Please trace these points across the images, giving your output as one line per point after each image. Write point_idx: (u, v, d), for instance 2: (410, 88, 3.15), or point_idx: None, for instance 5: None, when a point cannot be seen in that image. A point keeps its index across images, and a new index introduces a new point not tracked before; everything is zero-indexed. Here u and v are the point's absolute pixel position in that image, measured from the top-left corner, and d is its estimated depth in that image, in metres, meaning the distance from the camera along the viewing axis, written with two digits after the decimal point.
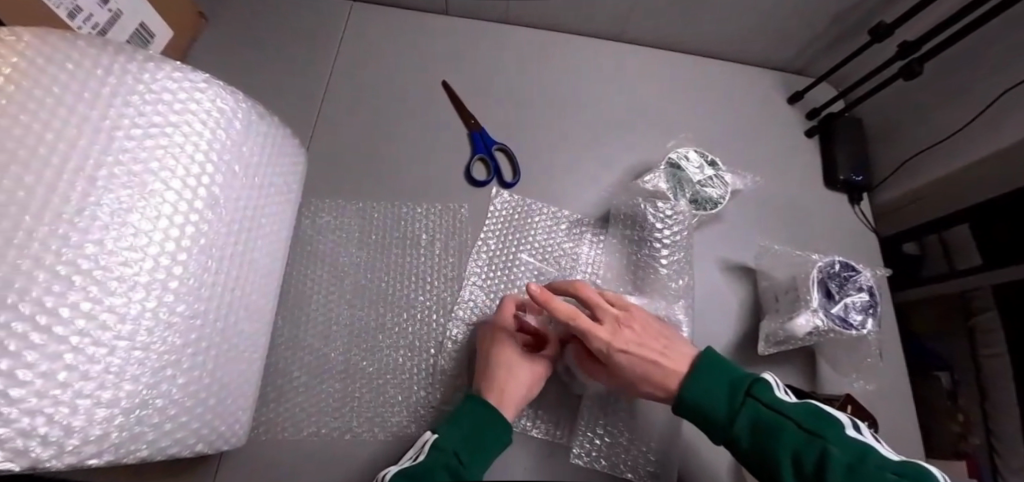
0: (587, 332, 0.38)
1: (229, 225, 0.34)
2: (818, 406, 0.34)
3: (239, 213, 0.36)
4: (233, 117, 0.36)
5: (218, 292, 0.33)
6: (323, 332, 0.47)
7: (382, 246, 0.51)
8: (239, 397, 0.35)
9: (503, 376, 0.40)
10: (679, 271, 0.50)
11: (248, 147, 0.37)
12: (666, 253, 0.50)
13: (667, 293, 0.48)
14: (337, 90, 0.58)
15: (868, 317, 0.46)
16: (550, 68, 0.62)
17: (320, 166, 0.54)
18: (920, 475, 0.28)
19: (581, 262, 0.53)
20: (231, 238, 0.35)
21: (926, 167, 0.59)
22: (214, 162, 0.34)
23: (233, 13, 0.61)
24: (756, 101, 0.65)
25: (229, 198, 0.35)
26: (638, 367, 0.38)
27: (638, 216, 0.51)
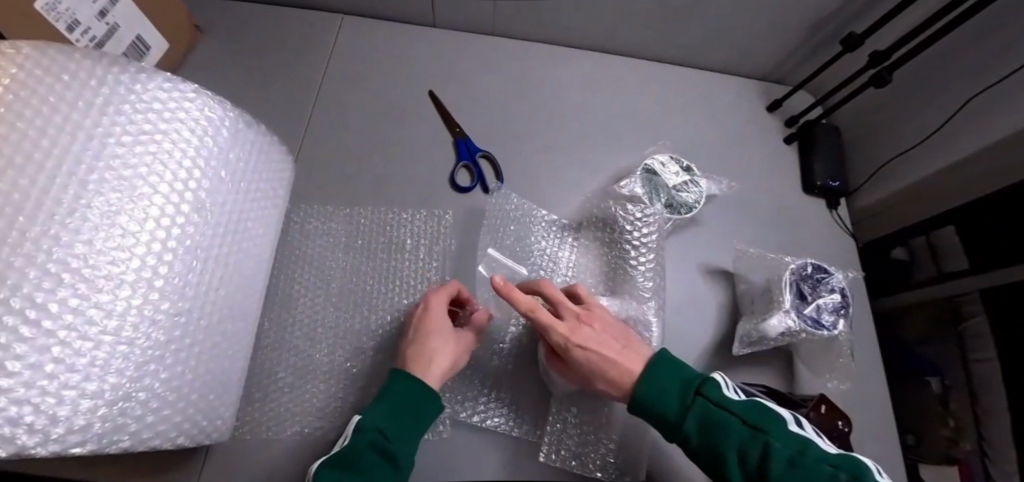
0: (547, 325, 0.40)
1: (215, 227, 0.36)
2: (763, 402, 0.36)
3: (225, 217, 0.37)
4: (221, 125, 0.37)
5: (203, 291, 0.35)
6: (309, 334, 0.48)
7: (368, 250, 0.52)
8: (222, 393, 0.37)
9: (420, 343, 0.42)
10: (655, 275, 0.50)
11: (235, 154, 0.39)
12: (642, 256, 0.51)
13: (642, 295, 0.49)
14: (327, 100, 0.60)
15: (840, 318, 0.47)
16: (534, 78, 0.64)
17: (310, 173, 0.55)
18: (853, 464, 0.31)
19: (560, 267, 0.54)
20: (217, 240, 0.36)
21: (899, 173, 0.61)
22: (202, 168, 0.35)
23: (229, 26, 0.63)
24: (736, 109, 0.67)
25: (215, 202, 0.36)
26: (594, 363, 0.39)
27: (609, 219, 0.53)
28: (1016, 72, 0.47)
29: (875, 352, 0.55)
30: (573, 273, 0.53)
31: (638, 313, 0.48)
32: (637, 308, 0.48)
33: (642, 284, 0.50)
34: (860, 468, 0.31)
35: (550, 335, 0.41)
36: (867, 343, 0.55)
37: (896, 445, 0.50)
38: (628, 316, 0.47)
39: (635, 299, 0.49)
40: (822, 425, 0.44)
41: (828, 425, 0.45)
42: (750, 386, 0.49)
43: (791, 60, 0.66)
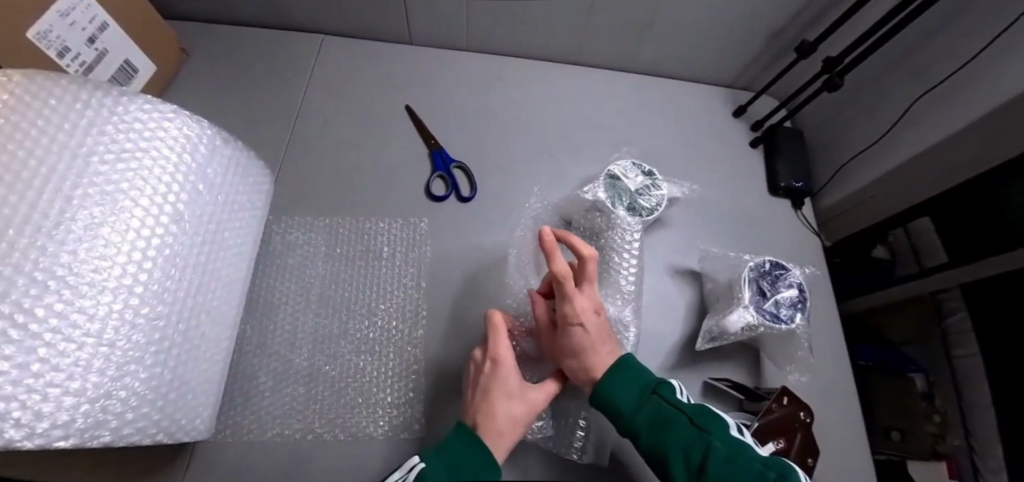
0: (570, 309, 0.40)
1: (193, 237, 0.38)
2: (709, 408, 0.38)
3: (203, 226, 0.39)
4: (199, 142, 0.40)
5: (182, 297, 0.37)
6: (289, 339, 0.50)
7: (346, 258, 0.54)
8: (200, 393, 0.38)
9: (488, 394, 0.39)
10: (637, 277, 0.49)
11: (213, 168, 0.41)
12: (625, 260, 0.49)
13: (622, 299, 0.47)
14: (309, 116, 0.63)
15: (797, 312, 0.49)
16: (506, 90, 0.67)
17: (292, 187, 0.58)
18: (782, 467, 0.34)
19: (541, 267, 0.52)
20: (196, 249, 0.38)
21: (855, 173, 0.63)
22: (181, 181, 0.38)
23: (215, 49, 0.66)
24: (703, 116, 0.70)
25: (193, 213, 0.38)
26: (578, 347, 0.40)
27: (597, 227, 0.52)
28: (954, 74, 0.50)
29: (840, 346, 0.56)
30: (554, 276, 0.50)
31: (616, 317, 0.47)
32: (616, 312, 0.47)
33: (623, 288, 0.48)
34: (789, 471, 0.33)
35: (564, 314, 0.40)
36: (832, 338, 0.57)
37: (859, 435, 0.52)
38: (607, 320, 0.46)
39: (614, 302, 0.47)
40: (784, 418, 0.46)
41: (790, 416, 0.46)
42: (716, 380, 0.51)
43: (753, 67, 0.69)
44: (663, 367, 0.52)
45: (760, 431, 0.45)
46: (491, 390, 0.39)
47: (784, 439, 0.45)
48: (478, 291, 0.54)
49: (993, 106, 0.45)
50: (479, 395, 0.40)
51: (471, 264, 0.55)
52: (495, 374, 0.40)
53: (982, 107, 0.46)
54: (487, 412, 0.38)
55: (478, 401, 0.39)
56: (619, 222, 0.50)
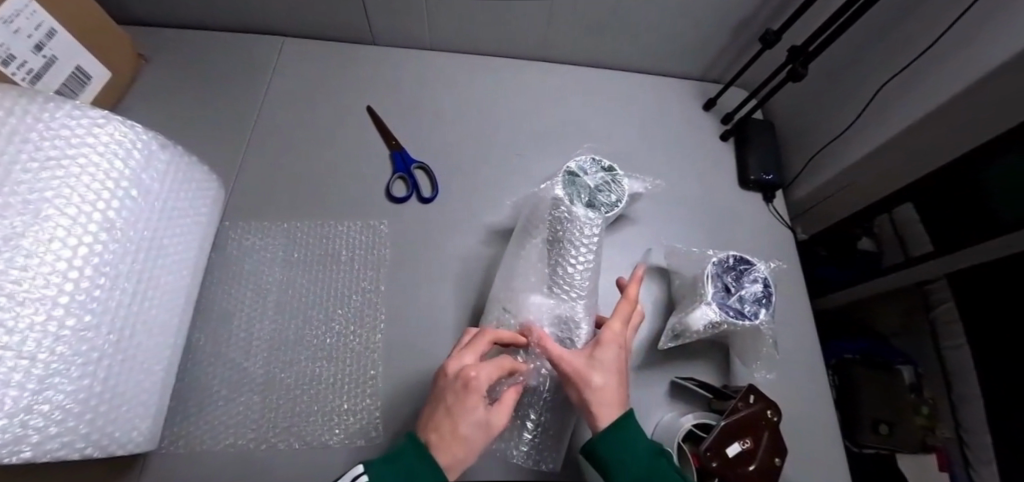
0: (614, 342, 0.40)
1: (129, 245, 0.37)
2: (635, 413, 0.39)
3: (138, 234, 0.38)
4: (133, 148, 0.39)
5: (114, 307, 0.36)
6: (244, 347, 0.49)
7: (304, 263, 0.53)
8: (138, 405, 0.37)
9: (454, 420, 0.34)
10: (587, 270, 0.47)
11: (149, 174, 0.40)
12: (575, 254, 0.47)
13: (572, 295, 0.45)
14: (268, 119, 0.62)
15: (761, 307, 0.48)
16: (470, 89, 0.66)
17: (250, 192, 0.57)
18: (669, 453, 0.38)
19: (502, 268, 0.49)
20: (130, 257, 0.37)
21: (825, 164, 0.62)
22: (114, 188, 0.37)
23: (175, 55, 0.65)
24: (671, 110, 0.69)
25: (127, 221, 0.37)
26: (603, 391, 0.37)
27: (559, 231, 0.48)
28: (918, 59, 0.48)
29: (812, 341, 0.55)
30: (509, 277, 0.47)
31: (567, 315, 0.45)
32: (566, 310, 0.45)
33: (571, 282, 0.46)
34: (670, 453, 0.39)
35: (602, 353, 0.39)
36: (803, 333, 0.55)
37: (831, 432, 0.51)
38: (556, 320, 0.45)
39: (563, 299, 0.45)
40: (751, 416, 0.44)
41: (757, 414, 0.44)
42: (682, 379, 0.50)
43: (721, 59, 0.68)
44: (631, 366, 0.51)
45: (727, 429, 0.43)
46: (451, 412, 0.34)
47: (750, 438, 0.43)
48: (439, 294, 0.52)
49: (953, 92, 0.43)
50: (438, 416, 0.34)
51: (432, 266, 0.54)
52: (462, 398, 0.34)
53: (943, 93, 0.45)
54: (442, 437, 0.33)
55: (436, 423, 0.34)
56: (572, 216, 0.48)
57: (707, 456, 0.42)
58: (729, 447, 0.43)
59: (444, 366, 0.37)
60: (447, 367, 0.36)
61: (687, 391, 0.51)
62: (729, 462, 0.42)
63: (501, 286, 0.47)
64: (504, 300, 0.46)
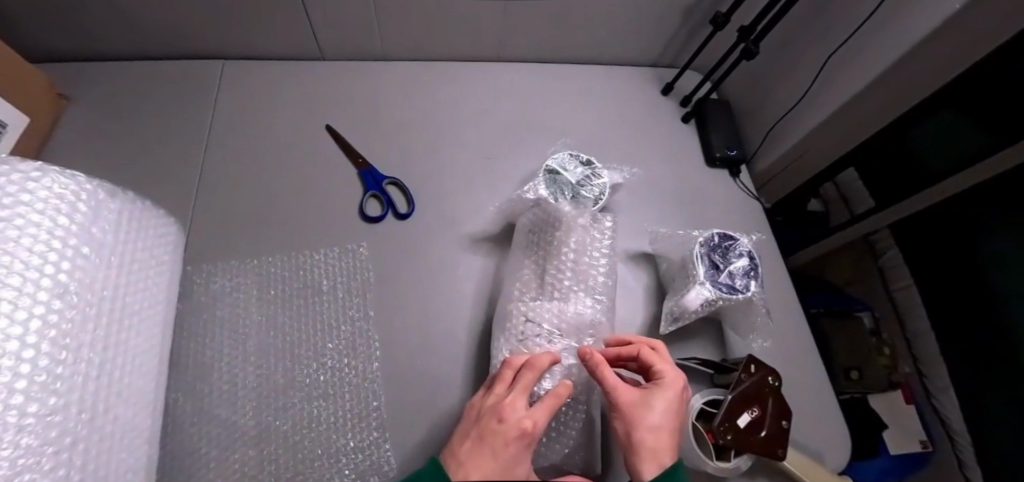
0: (671, 389, 0.37)
1: (89, 309, 0.33)
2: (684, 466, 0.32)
3: (100, 295, 0.34)
4: (75, 201, 0.34)
5: (82, 381, 0.31)
6: (229, 398, 0.45)
7: (281, 300, 0.50)
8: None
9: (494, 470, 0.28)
10: (608, 279, 0.47)
11: (99, 227, 0.35)
12: (597, 260, 0.46)
13: (596, 302, 0.45)
14: (218, 150, 0.57)
15: (751, 280, 0.49)
16: (431, 96, 0.65)
17: (210, 230, 0.52)
18: None
19: (515, 277, 0.47)
20: (92, 323, 0.33)
21: (781, 136, 0.66)
22: (61, 249, 0.32)
23: (102, 91, 0.59)
24: (633, 97, 0.70)
25: (84, 283, 0.33)
26: (653, 438, 0.34)
27: (575, 235, 0.46)
28: (856, 31, 0.52)
29: (792, 305, 0.58)
30: (531, 286, 0.46)
31: (593, 322, 0.44)
32: (591, 316, 0.44)
33: (596, 289, 0.46)
34: None
35: (655, 391, 0.37)
36: (784, 298, 0.58)
37: (822, 388, 0.54)
38: (583, 326, 0.44)
39: (590, 306, 0.45)
40: (754, 385, 0.46)
41: (761, 383, 0.47)
42: (683, 360, 0.51)
43: (673, 45, 0.70)
44: None
45: (734, 401, 0.45)
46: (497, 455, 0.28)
47: (757, 407, 0.46)
48: (433, 310, 0.50)
49: (894, 59, 0.47)
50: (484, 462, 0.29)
51: (420, 283, 0.52)
52: None
53: (883, 60, 0.48)
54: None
55: (477, 465, 0.28)
56: (603, 221, 0.49)
57: (721, 431, 0.44)
58: (739, 419, 0.45)
59: (497, 406, 0.33)
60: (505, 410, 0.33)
61: (689, 371, 0.52)
62: (740, 433, 0.44)
63: (522, 295, 0.46)
64: (527, 309, 0.44)
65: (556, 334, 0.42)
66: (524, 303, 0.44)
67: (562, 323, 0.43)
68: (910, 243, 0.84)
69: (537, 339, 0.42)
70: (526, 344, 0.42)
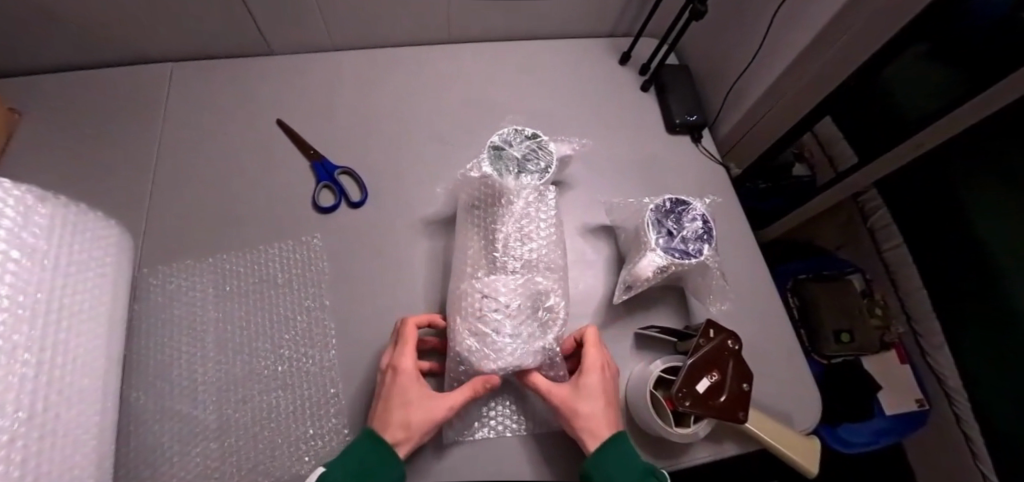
0: (595, 370, 0.41)
1: (29, 313, 0.32)
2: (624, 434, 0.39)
3: (41, 299, 0.34)
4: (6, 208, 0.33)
5: (21, 383, 0.31)
6: (188, 394, 0.45)
7: (237, 294, 0.50)
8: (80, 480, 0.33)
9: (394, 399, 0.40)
10: (557, 246, 0.47)
11: (32, 234, 0.34)
12: (541, 230, 0.46)
13: (547, 271, 0.45)
14: (172, 152, 0.57)
15: (704, 243, 0.48)
16: (383, 83, 0.64)
17: (166, 232, 0.53)
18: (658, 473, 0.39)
19: (463, 254, 0.46)
20: (30, 326, 0.32)
21: (742, 97, 0.64)
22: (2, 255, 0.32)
23: (55, 103, 0.59)
24: (591, 69, 0.69)
25: (20, 286, 0.32)
26: (588, 419, 0.39)
27: (517, 214, 0.46)
28: None
29: (756, 266, 0.57)
30: (480, 261, 0.44)
31: (546, 291, 0.44)
32: (543, 287, 0.44)
33: (544, 258, 0.45)
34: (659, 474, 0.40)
35: (584, 379, 0.41)
36: (747, 260, 0.57)
37: (788, 348, 0.53)
38: (537, 296, 0.43)
39: (541, 275, 0.44)
40: (713, 350, 0.46)
41: (718, 347, 0.46)
42: (644, 328, 0.50)
43: (627, 12, 0.69)
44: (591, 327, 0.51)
45: (693, 367, 0.45)
46: (423, 405, 0.39)
47: (716, 371, 0.45)
48: (388, 296, 0.50)
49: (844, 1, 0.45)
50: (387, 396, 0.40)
51: (375, 269, 0.52)
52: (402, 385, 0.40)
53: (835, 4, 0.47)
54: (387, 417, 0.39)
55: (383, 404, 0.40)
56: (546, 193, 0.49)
57: (678, 397, 0.43)
58: (698, 385, 0.44)
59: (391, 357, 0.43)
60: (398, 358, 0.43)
61: (653, 340, 0.52)
62: (700, 399, 0.43)
63: (474, 273, 0.44)
64: (481, 285, 0.42)
65: (514, 307, 0.42)
66: (477, 280, 0.43)
67: (517, 295, 0.42)
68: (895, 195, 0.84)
69: (489, 316, 0.41)
70: (485, 322, 0.41)
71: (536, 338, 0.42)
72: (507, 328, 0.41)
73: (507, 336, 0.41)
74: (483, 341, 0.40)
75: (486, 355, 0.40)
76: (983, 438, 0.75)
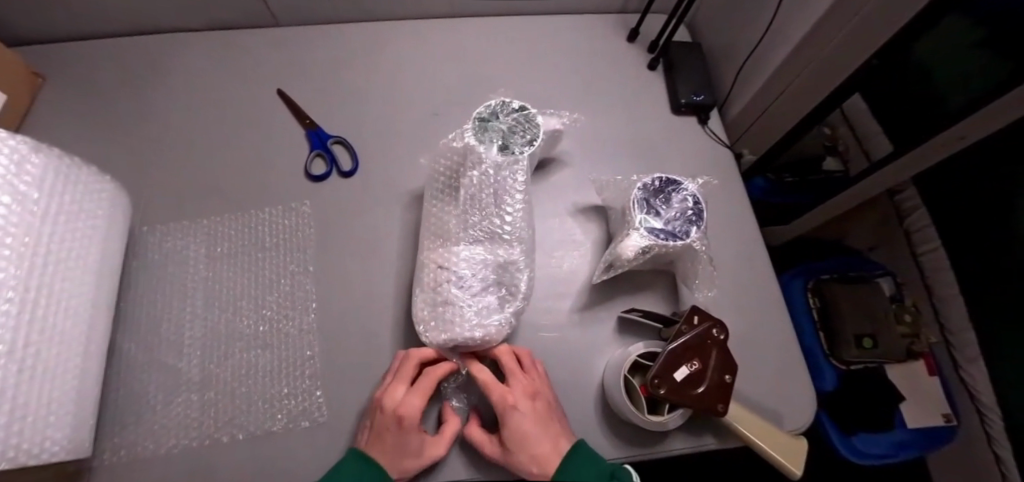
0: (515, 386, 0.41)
1: (25, 258, 0.35)
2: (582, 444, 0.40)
3: (36, 246, 0.36)
4: (12, 160, 0.36)
5: (13, 321, 0.33)
6: (176, 346, 0.47)
7: (227, 256, 0.52)
8: (64, 416, 0.36)
9: (393, 441, 0.39)
10: (524, 218, 0.46)
11: (31, 187, 0.37)
12: (512, 202, 0.46)
13: (510, 243, 0.44)
14: (178, 118, 0.60)
15: (692, 226, 0.46)
16: (382, 55, 0.64)
17: (166, 192, 0.55)
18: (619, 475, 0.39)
19: (438, 226, 0.46)
20: (25, 269, 0.35)
21: (754, 76, 0.60)
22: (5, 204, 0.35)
23: (75, 70, 0.63)
24: (595, 45, 0.67)
25: (19, 234, 0.35)
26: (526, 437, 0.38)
27: (496, 185, 0.45)
28: None
29: (756, 255, 0.54)
30: (443, 233, 0.45)
31: (508, 263, 0.43)
32: (502, 258, 0.43)
33: (507, 230, 0.45)
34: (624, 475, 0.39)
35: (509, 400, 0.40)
36: (748, 246, 0.54)
37: (785, 342, 0.50)
38: (495, 268, 0.43)
39: (501, 248, 0.44)
40: (698, 337, 0.43)
41: (702, 334, 0.43)
42: (626, 311, 0.48)
43: None
44: (573, 307, 0.50)
45: (673, 352, 0.42)
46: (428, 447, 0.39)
47: (697, 360, 0.42)
48: (370, 264, 0.51)
49: None
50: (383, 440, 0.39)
51: (359, 238, 0.52)
52: (399, 433, 0.39)
53: None
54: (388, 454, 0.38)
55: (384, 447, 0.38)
56: (520, 167, 0.47)
57: (653, 385, 0.41)
58: (677, 372, 0.41)
59: (383, 398, 0.40)
60: (389, 400, 0.40)
61: (637, 325, 0.49)
62: (677, 388, 0.41)
63: (436, 246, 0.45)
64: (441, 257, 0.43)
65: (467, 277, 0.42)
66: (437, 254, 0.44)
67: (472, 266, 0.42)
68: (933, 191, 0.77)
69: (441, 285, 0.42)
70: (441, 292, 0.42)
71: (491, 309, 0.41)
72: (460, 298, 0.41)
73: (460, 305, 0.41)
74: (438, 312, 0.41)
75: (444, 328, 0.41)
76: (1017, 462, 0.70)
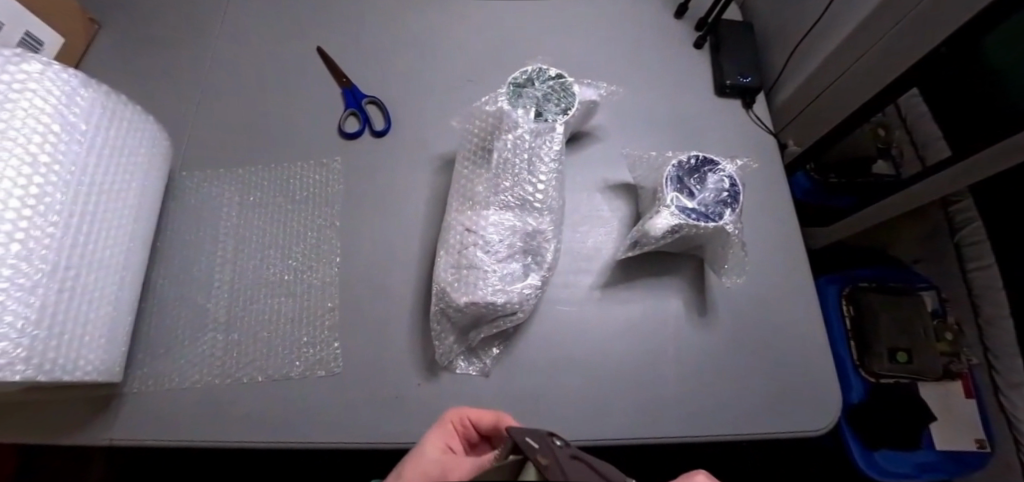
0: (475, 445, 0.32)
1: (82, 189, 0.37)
2: None
3: (91, 179, 0.38)
4: (70, 95, 0.38)
5: (67, 245, 0.36)
6: (205, 288, 0.49)
7: (258, 205, 0.53)
8: (101, 341, 0.38)
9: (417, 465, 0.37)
10: (554, 188, 0.45)
11: (87, 123, 0.39)
12: (543, 170, 0.45)
13: (538, 211, 0.44)
14: (219, 70, 0.61)
15: (726, 208, 0.44)
16: (421, 18, 0.64)
17: (206, 141, 0.57)
18: None
19: (463, 188, 0.46)
20: (81, 199, 0.37)
21: (807, 60, 0.57)
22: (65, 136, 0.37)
23: (128, 18, 0.65)
24: (640, 19, 0.64)
25: (75, 165, 0.37)
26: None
27: (527, 151, 0.45)
28: None
29: (792, 248, 0.51)
30: (472, 196, 0.44)
31: (535, 232, 0.43)
32: (533, 227, 0.43)
33: (538, 198, 0.44)
34: None
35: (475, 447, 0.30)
36: (783, 237, 0.52)
37: (816, 340, 0.48)
38: (523, 236, 0.43)
39: (531, 216, 0.44)
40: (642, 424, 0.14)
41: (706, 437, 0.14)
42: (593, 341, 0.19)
43: None
44: (594, 284, 0.49)
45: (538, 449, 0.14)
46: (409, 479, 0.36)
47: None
48: (395, 224, 0.51)
49: None
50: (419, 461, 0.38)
51: (386, 196, 0.53)
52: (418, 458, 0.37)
53: None
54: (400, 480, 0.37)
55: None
56: (554, 135, 0.47)
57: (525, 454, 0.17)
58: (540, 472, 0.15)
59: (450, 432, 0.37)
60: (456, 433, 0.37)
61: (658, 308, 0.48)
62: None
63: (462, 208, 0.44)
64: (468, 219, 0.43)
65: (496, 243, 0.41)
66: (466, 217, 0.43)
67: (499, 231, 0.42)
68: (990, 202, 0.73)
69: (469, 248, 0.42)
70: (465, 255, 0.41)
71: (517, 276, 0.41)
72: (486, 262, 0.41)
73: (484, 270, 0.40)
74: (461, 275, 0.41)
75: (468, 292, 0.40)
76: None
